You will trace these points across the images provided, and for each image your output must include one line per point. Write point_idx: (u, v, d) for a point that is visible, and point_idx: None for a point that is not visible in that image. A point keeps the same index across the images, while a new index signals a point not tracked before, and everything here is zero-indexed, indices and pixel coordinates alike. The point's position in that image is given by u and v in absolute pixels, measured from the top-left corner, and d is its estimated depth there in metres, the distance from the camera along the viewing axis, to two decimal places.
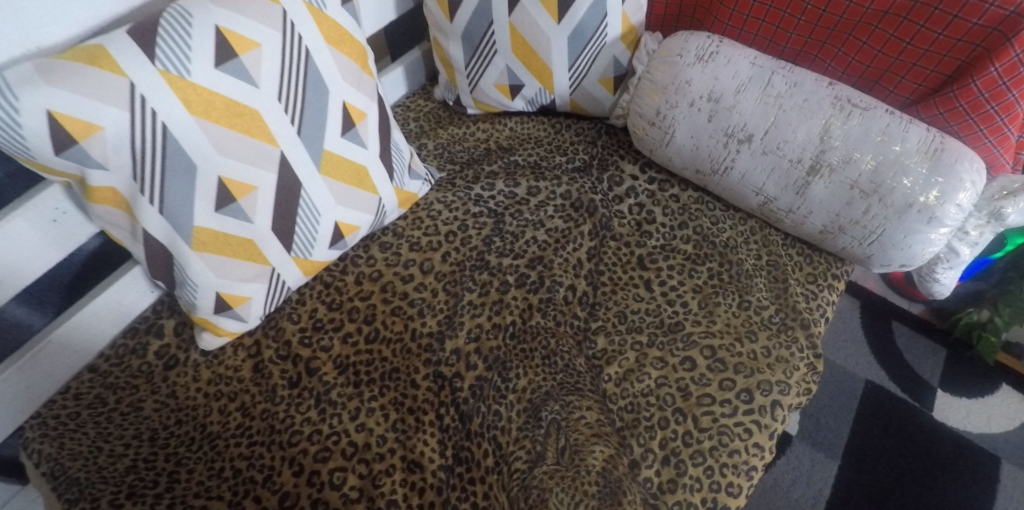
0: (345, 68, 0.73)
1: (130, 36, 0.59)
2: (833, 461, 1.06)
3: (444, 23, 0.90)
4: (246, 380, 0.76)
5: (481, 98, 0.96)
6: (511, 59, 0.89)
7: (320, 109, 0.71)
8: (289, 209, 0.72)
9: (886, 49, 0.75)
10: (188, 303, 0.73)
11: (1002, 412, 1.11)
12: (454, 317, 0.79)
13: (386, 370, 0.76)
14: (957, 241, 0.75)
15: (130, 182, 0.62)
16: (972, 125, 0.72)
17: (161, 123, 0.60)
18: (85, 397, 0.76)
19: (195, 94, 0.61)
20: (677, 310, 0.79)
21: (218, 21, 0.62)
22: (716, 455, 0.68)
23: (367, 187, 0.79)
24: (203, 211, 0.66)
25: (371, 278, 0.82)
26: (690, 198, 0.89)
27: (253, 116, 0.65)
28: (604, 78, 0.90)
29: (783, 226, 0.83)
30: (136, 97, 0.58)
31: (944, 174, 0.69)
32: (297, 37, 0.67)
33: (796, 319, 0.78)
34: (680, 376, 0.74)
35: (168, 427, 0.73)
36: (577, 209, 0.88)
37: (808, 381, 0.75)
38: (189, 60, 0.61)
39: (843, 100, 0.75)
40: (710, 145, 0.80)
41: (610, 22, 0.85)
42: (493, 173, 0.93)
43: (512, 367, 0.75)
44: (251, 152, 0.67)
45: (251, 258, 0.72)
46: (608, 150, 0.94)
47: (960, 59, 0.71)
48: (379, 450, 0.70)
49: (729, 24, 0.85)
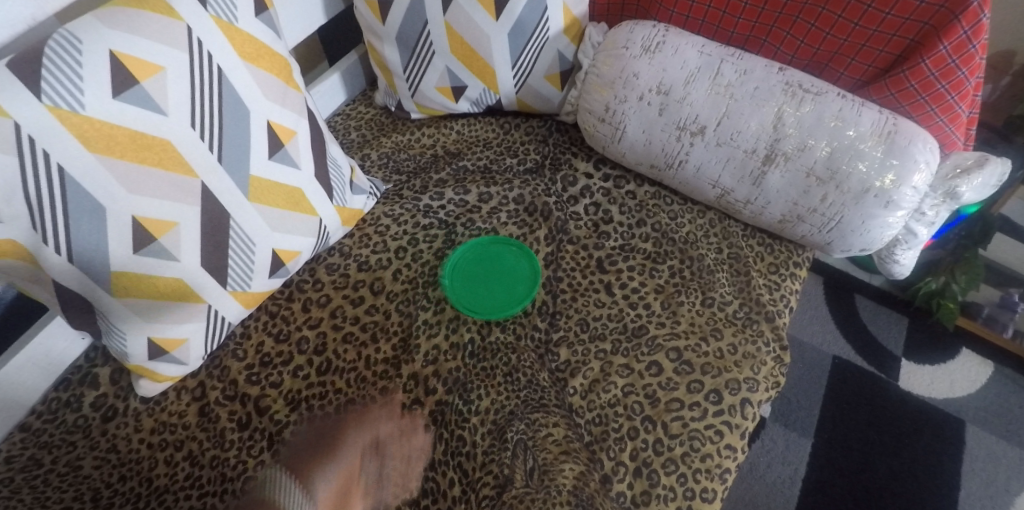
0: (266, 85, 0.67)
1: (11, 69, 0.53)
2: (807, 440, 1.06)
3: (377, 26, 0.84)
4: (192, 426, 0.71)
5: (423, 102, 0.91)
6: (451, 59, 0.85)
7: (242, 131, 0.65)
8: (219, 242, 0.67)
9: (833, 31, 0.72)
10: (118, 352, 0.67)
11: (963, 375, 1.12)
12: (410, 339, 0.76)
13: (341, 403, 0.72)
14: (915, 222, 0.74)
15: (30, 231, 0.56)
16: (924, 105, 0.71)
17: (56, 165, 0.55)
18: (17, 460, 0.68)
19: (93, 129, 0.56)
20: (640, 313, 0.77)
21: (112, 45, 0.56)
22: (689, 462, 0.67)
23: (305, 209, 0.73)
24: (119, 255, 0.60)
25: (319, 304, 0.78)
26: (646, 193, 0.86)
27: (164, 147, 0.60)
28: (550, 74, 0.86)
29: (742, 217, 0.81)
30: (24, 139, 0.53)
31: (899, 157, 0.67)
32: (206, 56, 0.61)
33: (761, 313, 0.76)
34: (647, 382, 0.72)
35: (112, 484, 0.67)
36: (531, 214, 0.85)
37: (777, 374, 0.74)
38: (81, 93, 0.55)
39: (795, 86, 0.72)
40: (662, 139, 0.77)
41: (551, 15, 0.81)
42: (441, 181, 0.88)
43: (472, 389, 0.72)
44: (167, 186, 0.61)
45: (182, 298, 0.67)
46: (560, 148, 0.90)
47: (909, 38, 0.69)
48: (338, 489, 0.66)
49: (674, 11, 0.82)
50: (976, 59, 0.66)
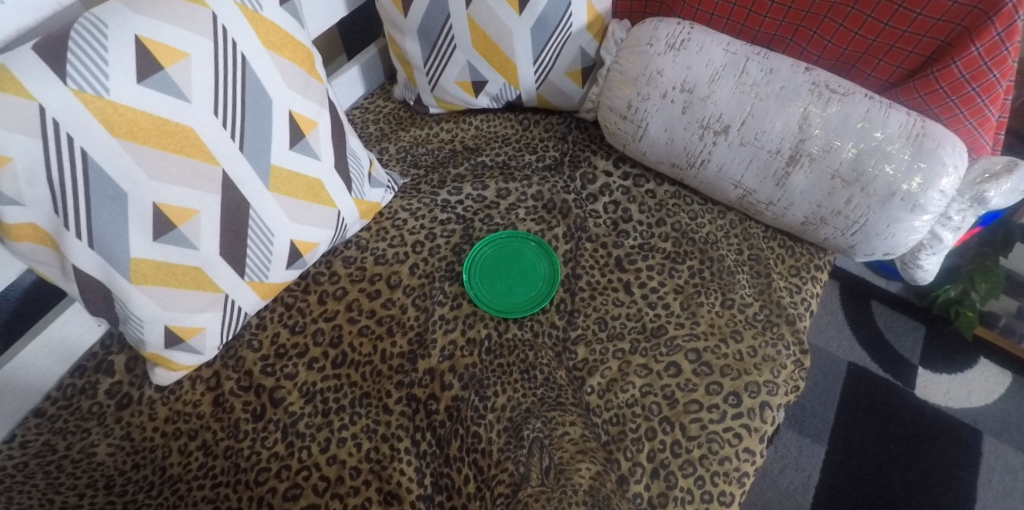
0: (289, 74, 0.66)
1: (36, 51, 0.52)
2: (820, 446, 1.05)
3: (398, 18, 0.84)
4: (206, 416, 0.71)
5: (442, 97, 0.91)
6: (472, 53, 0.84)
7: (264, 120, 0.65)
8: (237, 232, 0.66)
9: (862, 31, 0.71)
10: (134, 340, 0.66)
11: (981, 385, 1.10)
12: (426, 334, 0.75)
13: (356, 396, 0.71)
14: (940, 227, 0.72)
15: (52, 216, 0.56)
16: (953, 107, 0.70)
17: (79, 149, 0.54)
18: (32, 445, 0.68)
19: (117, 114, 0.55)
20: (658, 313, 0.76)
21: (137, 29, 0.56)
22: (707, 464, 0.66)
23: (324, 200, 0.73)
24: (140, 242, 0.60)
25: (335, 296, 0.77)
26: (666, 193, 0.85)
27: (187, 134, 0.60)
28: (572, 70, 0.85)
29: (763, 218, 0.80)
30: (49, 122, 0.53)
31: (927, 160, 0.66)
32: (231, 44, 0.61)
33: (781, 316, 0.75)
34: (665, 383, 0.71)
35: (125, 472, 0.67)
36: (549, 211, 0.85)
37: (796, 378, 0.73)
38: (106, 77, 0.54)
39: (822, 86, 0.71)
40: (685, 137, 0.77)
41: (574, 11, 0.80)
42: (459, 176, 0.88)
43: (489, 385, 0.71)
44: (189, 174, 0.61)
45: (200, 287, 0.66)
46: (579, 146, 0.90)
47: (940, 39, 0.68)
48: (352, 483, 0.66)
49: (698, 8, 0.81)
50: (1008, 61, 0.65)
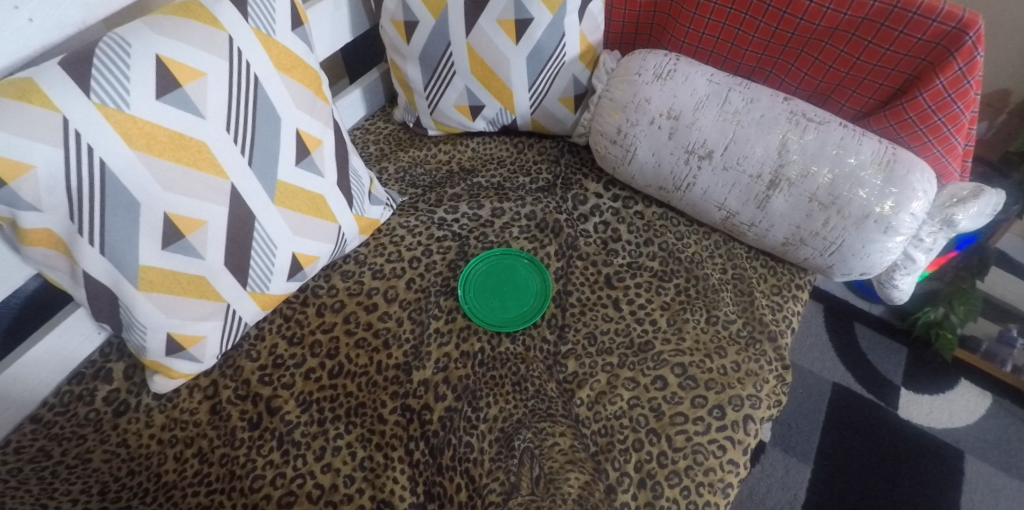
0: (298, 95, 0.70)
1: (62, 67, 0.56)
2: (806, 465, 1.07)
3: (401, 44, 0.89)
4: (202, 424, 0.72)
5: (441, 120, 0.95)
6: (471, 79, 0.88)
7: (273, 137, 0.68)
8: (242, 243, 0.69)
9: (836, 64, 0.76)
10: (137, 347, 0.68)
11: (962, 406, 1.13)
12: (421, 347, 0.77)
13: (352, 405, 0.73)
14: (913, 248, 0.76)
15: (67, 223, 0.59)
16: (922, 136, 0.74)
17: (98, 159, 0.57)
18: (27, 450, 0.69)
19: (136, 127, 0.59)
20: (646, 328, 0.79)
21: (158, 49, 0.59)
22: (692, 475, 0.67)
23: (326, 215, 0.76)
24: (149, 250, 0.63)
25: (332, 309, 0.80)
26: (654, 214, 0.89)
27: (200, 148, 0.63)
28: (565, 97, 0.90)
29: (745, 239, 0.83)
30: (70, 132, 0.56)
31: (899, 185, 0.70)
32: (245, 65, 0.65)
33: (763, 332, 0.78)
34: (652, 396, 0.73)
35: (120, 478, 0.68)
36: (542, 230, 0.88)
37: (778, 393, 0.76)
38: (127, 93, 0.58)
39: (799, 115, 0.76)
40: (671, 162, 0.81)
41: (568, 41, 0.85)
42: (456, 195, 0.91)
43: (482, 396, 0.74)
44: (200, 187, 0.64)
45: (204, 295, 0.69)
46: (571, 169, 0.94)
47: (907, 73, 0.73)
48: (346, 490, 0.67)
49: (684, 41, 0.86)
50: (970, 94, 0.69)
